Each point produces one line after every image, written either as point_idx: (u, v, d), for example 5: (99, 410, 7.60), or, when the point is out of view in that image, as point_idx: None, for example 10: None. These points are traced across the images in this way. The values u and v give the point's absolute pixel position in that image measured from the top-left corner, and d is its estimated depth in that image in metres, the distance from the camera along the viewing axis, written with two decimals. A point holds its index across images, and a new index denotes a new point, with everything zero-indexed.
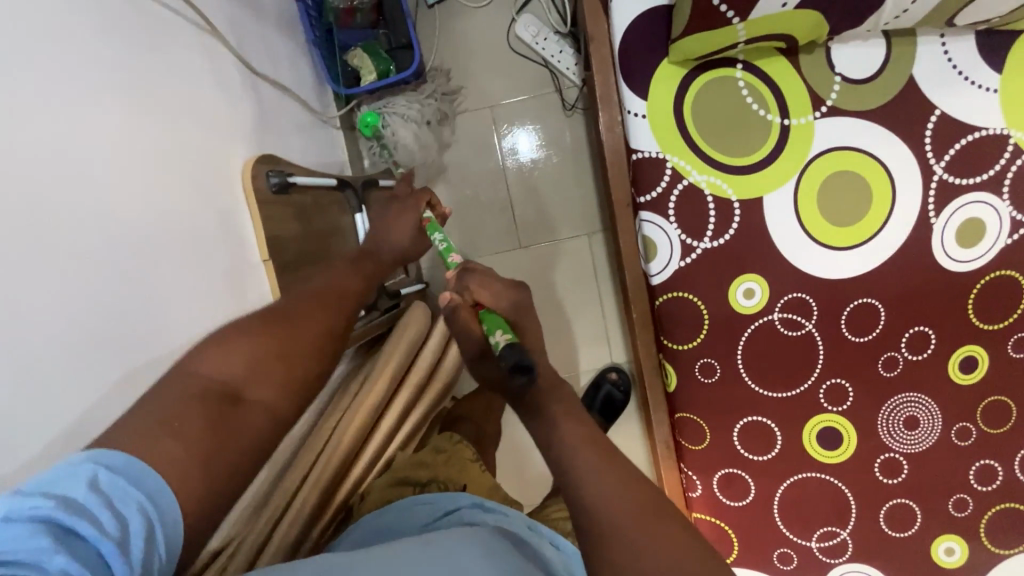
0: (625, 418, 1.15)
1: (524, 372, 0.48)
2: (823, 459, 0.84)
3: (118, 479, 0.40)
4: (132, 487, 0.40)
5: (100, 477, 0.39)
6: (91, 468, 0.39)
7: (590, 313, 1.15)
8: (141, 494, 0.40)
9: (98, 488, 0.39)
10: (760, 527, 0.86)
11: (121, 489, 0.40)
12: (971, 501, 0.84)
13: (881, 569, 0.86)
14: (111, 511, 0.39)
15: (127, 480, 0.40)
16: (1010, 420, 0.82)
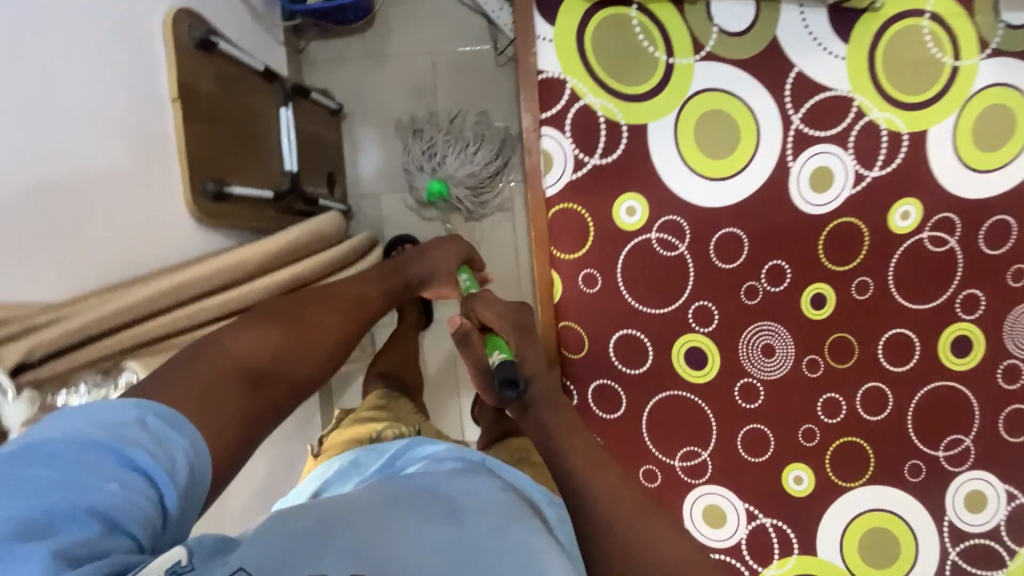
0: None
1: (512, 387, 0.54)
2: (690, 378, 0.90)
3: (163, 423, 0.39)
4: (176, 434, 0.39)
5: (146, 420, 0.38)
6: (137, 412, 0.38)
7: (505, 256, 1.23)
8: (185, 440, 0.39)
9: (145, 428, 0.38)
10: (630, 442, 0.91)
11: (168, 434, 0.39)
12: (818, 432, 0.92)
13: (737, 493, 0.92)
14: (160, 449, 0.37)
15: (169, 425, 0.39)
16: (853, 356, 0.92)
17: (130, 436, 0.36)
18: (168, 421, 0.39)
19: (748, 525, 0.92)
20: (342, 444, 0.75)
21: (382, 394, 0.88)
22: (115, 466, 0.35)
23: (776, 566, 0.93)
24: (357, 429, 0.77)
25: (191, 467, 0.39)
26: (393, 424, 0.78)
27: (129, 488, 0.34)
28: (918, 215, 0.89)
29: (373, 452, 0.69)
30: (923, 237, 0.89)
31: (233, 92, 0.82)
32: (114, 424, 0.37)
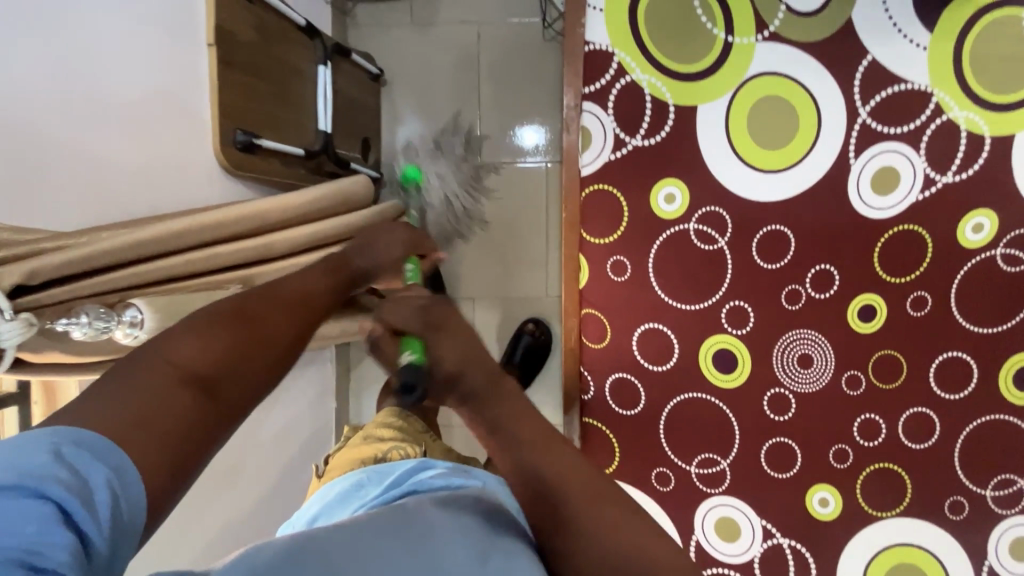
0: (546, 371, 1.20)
1: (410, 394, 0.50)
2: (716, 382, 0.85)
3: (84, 450, 0.29)
4: (96, 459, 0.29)
5: (61, 451, 0.28)
6: (49, 441, 0.28)
7: (534, 241, 1.19)
8: (108, 467, 0.29)
9: (60, 459, 0.28)
10: (644, 442, 0.87)
11: (87, 463, 0.29)
12: (851, 454, 0.85)
13: (754, 507, 0.86)
14: (74, 482, 0.28)
15: (92, 451, 0.29)
16: (900, 376, 0.84)
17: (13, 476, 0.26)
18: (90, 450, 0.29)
19: (763, 543, 0.87)
20: (345, 466, 0.72)
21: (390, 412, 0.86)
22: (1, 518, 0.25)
23: None
24: (361, 450, 0.74)
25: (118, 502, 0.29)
26: (396, 444, 0.76)
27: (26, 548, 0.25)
28: (992, 229, 0.80)
29: (375, 475, 0.65)
30: (996, 255, 0.80)
31: (271, 43, 0.81)
32: (10, 460, 0.27)
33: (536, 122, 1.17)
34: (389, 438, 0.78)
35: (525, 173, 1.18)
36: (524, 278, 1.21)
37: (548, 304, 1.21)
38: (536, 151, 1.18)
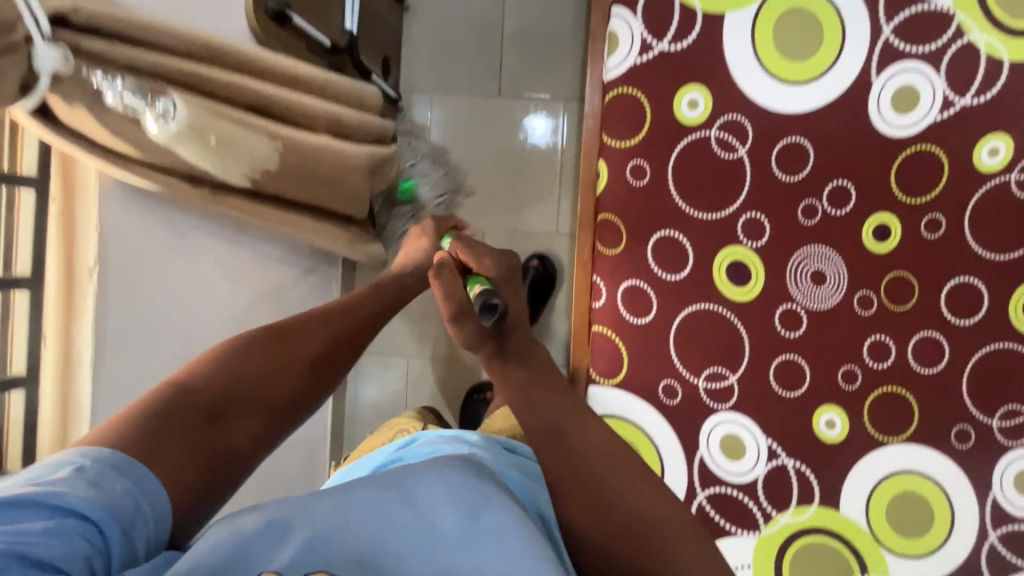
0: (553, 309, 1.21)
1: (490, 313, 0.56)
2: (729, 294, 0.84)
3: (104, 468, 0.39)
4: (118, 473, 0.40)
5: (86, 467, 0.39)
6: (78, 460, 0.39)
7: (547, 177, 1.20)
8: (126, 479, 0.40)
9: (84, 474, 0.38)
10: (654, 352, 0.86)
11: (107, 475, 0.39)
12: (860, 375, 0.85)
13: (760, 424, 0.85)
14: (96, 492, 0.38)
15: (114, 468, 0.40)
16: (911, 298, 0.84)
17: (55, 486, 0.37)
18: (122, 469, 0.40)
19: (767, 463, 0.85)
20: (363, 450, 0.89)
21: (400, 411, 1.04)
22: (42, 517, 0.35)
23: (792, 513, 0.86)
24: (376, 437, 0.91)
25: (136, 507, 0.39)
26: (401, 428, 0.90)
27: (63, 535, 0.35)
28: (1008, 154, 0.81)
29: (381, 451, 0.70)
30: (1009, 181, 0.81)
31: None
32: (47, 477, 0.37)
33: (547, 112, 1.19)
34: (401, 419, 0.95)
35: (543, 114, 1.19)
36: (536, 211, 1.20)
37: (561, 240, 1.20)
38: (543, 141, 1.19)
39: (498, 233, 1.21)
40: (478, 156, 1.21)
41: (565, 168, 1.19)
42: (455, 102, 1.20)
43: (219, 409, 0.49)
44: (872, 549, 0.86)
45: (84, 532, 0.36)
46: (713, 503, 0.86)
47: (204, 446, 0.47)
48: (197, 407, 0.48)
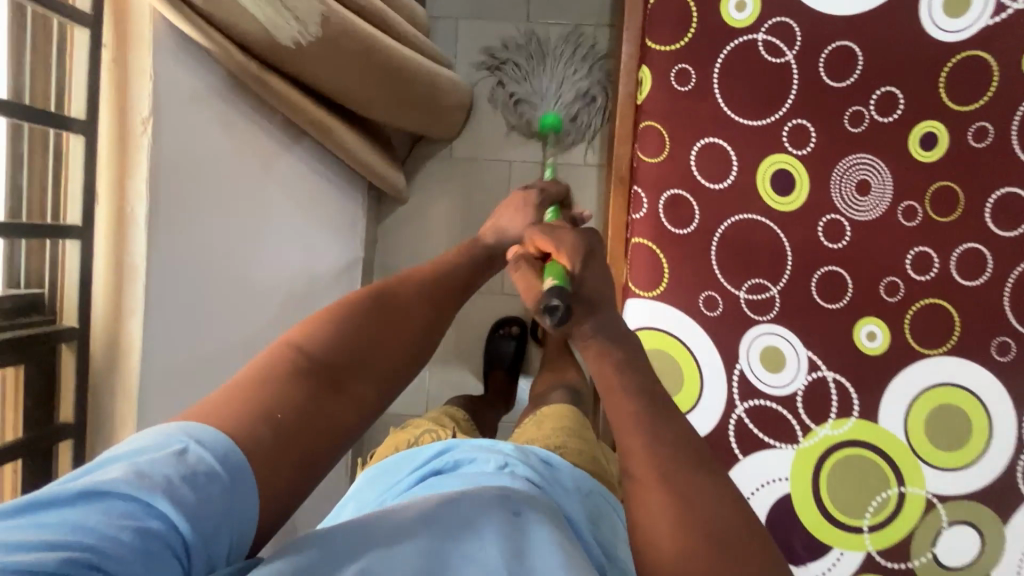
0: None
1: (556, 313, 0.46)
2: (772, 204, 0.83)
3: (206, 456, 0.37)
4: (215, 464, 0.37)
5: (188, 451, 0.37)
6: (182, 441, 0.37)
7: None
8: (223, 467, 0.37)
9: (184, 461, 0.36)
10: (695, 264, 0.85)
11: (207, 463, 0.37)
12: (903, 287, 0.84)
13: (801, 337, 0.85)
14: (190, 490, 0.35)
15: (215, 456, 0.37)
16: (957, 209, 0.83)
17: (154, 476, 0.35)
18: (224, 464, 0.37)
19: (807, 376, 0.85)
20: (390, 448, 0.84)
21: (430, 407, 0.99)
22: (132, 506, 0.34)
23: (831, 426, 0.86)
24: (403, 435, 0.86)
25: (223, 508, 0.37)
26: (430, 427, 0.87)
27: (149, 543, 0.33)
28: None
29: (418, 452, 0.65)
30: None
31: None
32: (147, 461, 0.36)
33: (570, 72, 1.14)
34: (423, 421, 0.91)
35: (574, 41, 1.16)
36: None
37: (587, 175, 1.19)
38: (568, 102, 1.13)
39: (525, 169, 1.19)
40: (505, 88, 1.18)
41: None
42: (483, 26, 1.18)
43: (337, 374, 0.47)
44: (910, 462, 0.86)
45: (169, 531, 0.34)
46: (751, 416, 0.86)
47: (313, 422, 0.44)
48: (315, 374, 0.46)
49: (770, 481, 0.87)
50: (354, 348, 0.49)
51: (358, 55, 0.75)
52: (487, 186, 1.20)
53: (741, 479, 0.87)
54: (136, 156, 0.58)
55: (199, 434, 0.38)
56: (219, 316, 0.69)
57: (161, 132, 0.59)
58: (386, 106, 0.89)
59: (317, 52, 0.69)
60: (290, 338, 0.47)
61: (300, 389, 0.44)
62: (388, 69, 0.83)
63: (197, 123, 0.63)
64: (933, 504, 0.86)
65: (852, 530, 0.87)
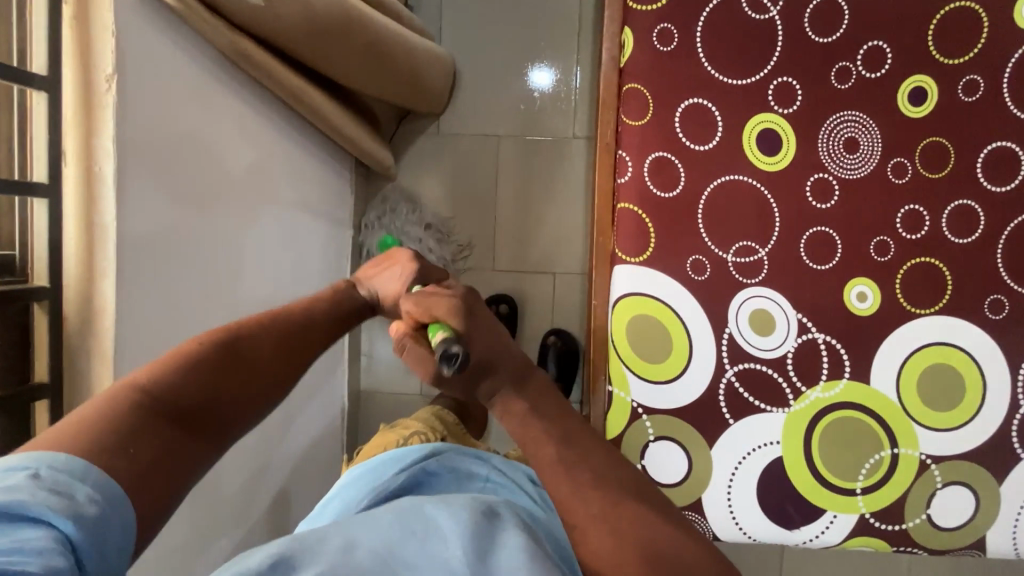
0: (570, 225, 1.19)
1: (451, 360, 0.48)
2: (759, 165, 0.82)
3: (63, 472, 0.39)
4: (77, 480, 0.39)
5: (40, 472, 0.38)
6: (30, 465, 0.38)
7: (563, 77, 1.16)
8: (87, 483, 0.39)
9: (39, 480, 0.38)
10: (682, 228, 0.84)
11: (66, 482, 0.38)
12: (893, 246, 0.83)
13: (791, 299, 0.84)
14: (55, 497, 0.37)
15: (72, 472, 0.39)
16: (948, 165, 0.82)
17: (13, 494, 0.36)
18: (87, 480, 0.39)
19: (797, 339, 0.84)
20: (375, 448, 0.84)
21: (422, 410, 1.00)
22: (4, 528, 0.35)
23: (822, 389, 0.85)
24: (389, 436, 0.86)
25: (102, 515, 0.39)
26: (418, 430, 0.86)
27: (39, 544, 0.35)
28: None
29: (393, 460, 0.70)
30: None
31: None
32: (2, 488, 0.36)
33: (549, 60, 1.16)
34: (413, 422, 0.91)
35: (560, 11, 1.14)
36: (551, 116, 1.17)
37: (574, 151, 1.17)
38: (546, 90, 1.16)
39: (510, 148, 1.18)
40: (491, 65, 1.17)
41: (578, 75, 1.15)
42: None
43: (185, 411, 0.47)
44: (903, 423, 0.85)
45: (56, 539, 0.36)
46: (742, 380, 0.85)
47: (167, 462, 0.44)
48: (157, 409, 0.45)
49: (762, 445, 0.86)
50: (219, 386, 0.49)
51: (341, 36, 0.78)
52: (472, 165, 1.19)
53: (733, 444, 0.86)
54: (102, 115, 0.55)
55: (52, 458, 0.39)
56: (196, 287, 0.68)
57: (128, 91, 0.56)
58: (369, 86, 0.91)
59: (301, 32, 0.72)
60: (137, 380, 0.46)
61: (131, 426, 0.43)
62: (372, 51, 0.85)
63: (172, 90, 0.62)
64: (927, 465, 0.85)
65: (845, 493, 0.86)
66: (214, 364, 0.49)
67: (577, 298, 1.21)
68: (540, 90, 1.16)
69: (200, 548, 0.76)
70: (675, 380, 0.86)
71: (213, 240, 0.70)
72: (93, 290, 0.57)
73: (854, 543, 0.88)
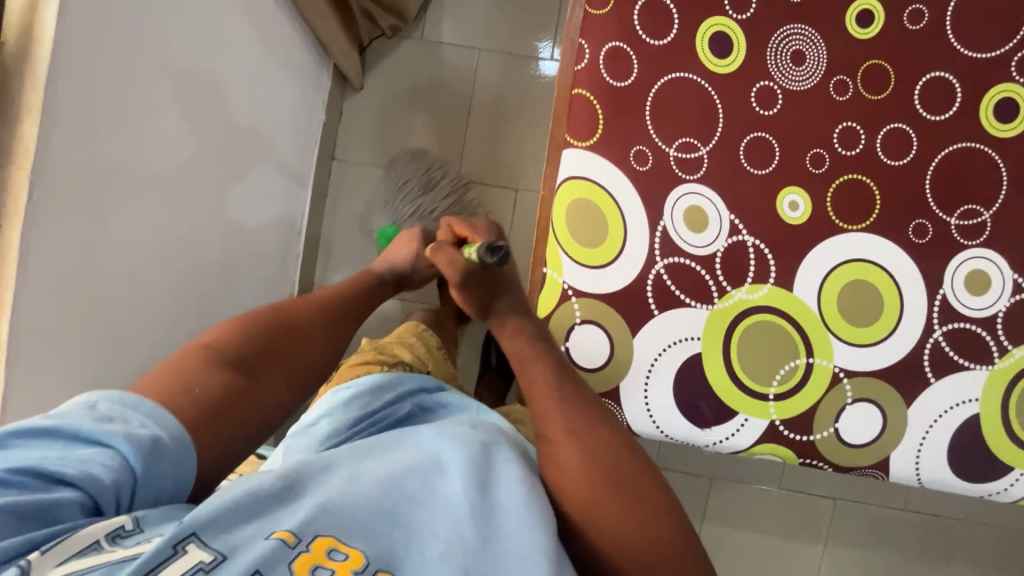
0: (538, 148, 1.23)
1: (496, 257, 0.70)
2: (709, 66, 0.86)
3: (119, 401, 0.55)
4: (130, 410, 0.54)
5: (102, 402, 0.54)
6: (94, 398, 0.55)
7: (553, 18, 1.22)
8: (138, 409, 0.54)
9: (101, 407, 0.54)
10: (629, 118, 0.87)
11: (122, 406, 0.54)
12: (828, 160, 0.86)
13: (725, 199, 0.87)
14: (103, 425, 0.52)
15: (129, 401, 0.55)
16: (888, 88, 0.85)
17: (78, 418, 0.52)
18: (137, 406, 0.55)
19: (727, 239, 0.87)
20: (354, 370, 0.88)
21: (403, 332, 1.04)
22: (60, 444, 0.50)
23: (746, 290, 0.88)
24: (370, 360, 0.90)
25: (150, 438, 0.53)
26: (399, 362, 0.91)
27: (81, 460, 0.49)
28: None
29: (379, 388, 0.80)
30: None
31: None
32: (68, 414, 0.53)
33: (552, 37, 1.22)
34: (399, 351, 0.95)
35: None
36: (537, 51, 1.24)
37: (547, 84, 1.24)
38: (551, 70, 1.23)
39: (490, 62, 1.25)
40: None
41: None
42: None
43: (251, 365, 0.65)
44: (820, 333, 0.88)
45: (114, 457, 0.51)
46: (670, 272, 0.88)
47: (236, 405, 0.61)
48: (229, 369, 0.63)
49: (681, 338, 0.88)
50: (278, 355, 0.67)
51: None
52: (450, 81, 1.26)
53: (654, 335, 0.89)
54: None
55: (109, 394, 0.55)
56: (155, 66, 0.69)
57: None
58: None
59: None
60: (205, 339, 0.64)
61: (221, 379, 0.61)
62: None
63: None
64: (839, 378, 0.88)
65: (758, 398, 0.89)
66: (262, 340, 0.67)
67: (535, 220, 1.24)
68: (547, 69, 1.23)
69: (115, 347, 0.79)
70: (609, 264, 0.89)
71: (164, 38, 0.75)
72: (35, 19, 0.59)
73: (760, 450, 0.90)
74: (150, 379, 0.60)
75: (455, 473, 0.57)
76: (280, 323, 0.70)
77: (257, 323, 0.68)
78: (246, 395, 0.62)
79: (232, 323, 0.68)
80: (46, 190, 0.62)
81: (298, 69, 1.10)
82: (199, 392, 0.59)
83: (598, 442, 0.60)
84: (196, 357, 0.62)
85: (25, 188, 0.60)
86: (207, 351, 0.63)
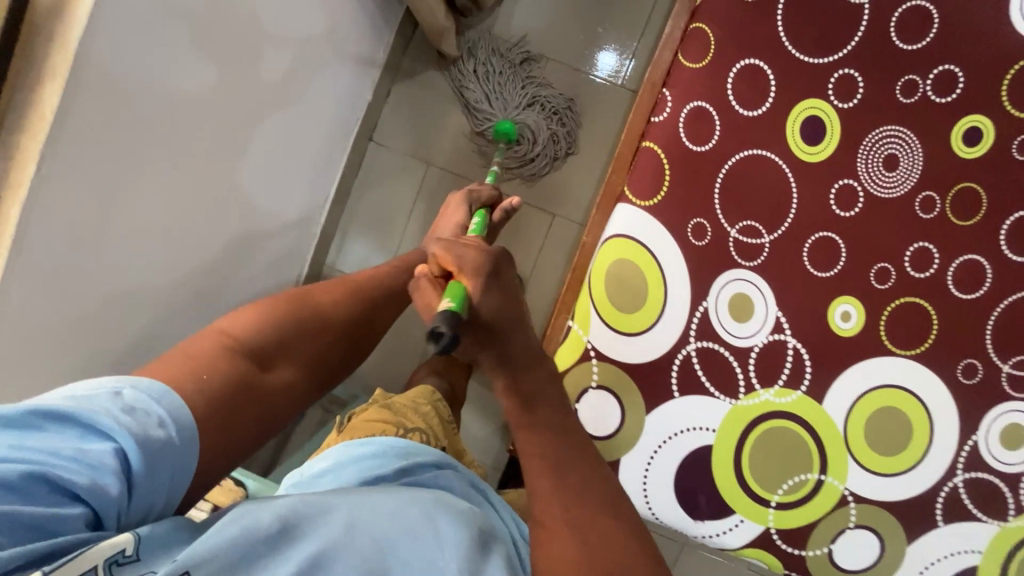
0: (586, 173, 1.17)
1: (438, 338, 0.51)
2: (797, 153, 0.79)
3: (141, 394, 0.48)
4: (153, 402, 0.48)
5: (124, 391, 0.48)
6: (116, 385, 0.48)
7: (627, 34, 1.14)
8: (159, 406, 0.48)
9: (122, 398, 0.47)
10: (697, 187, 0.81)
11: (144, 400, 0.48)
12: (894, 278, 0.80)
13: (777, 294, 0.81)
14: (129, 417, 0.46)
15: (150, 395, 0.48)
16: (977, 215, 0.79)
17: (94, 404, 0.46)
18: (160, 400, 0.48)
19: (768, 336, 0.82)
20: (369, 430, 0.82)
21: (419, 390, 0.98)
22: (77, 434, 0.44)
23: (775, 392, 0.83)
24: (386, 421, 0.85)
25: (163, 443, 0.47)
26: (420, 431, 0.86)
27: (92, 464, 0.44)
28: None
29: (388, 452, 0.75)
30: None
31: None
32: (89, 397, 0.46)
33: (613, 41, 1.15)
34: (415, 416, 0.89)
35: None
36: (604, 65, 1.15)
37: (610, 104, 1.16)
38: (609, 74, 1.15)
39: (554, 73, 1.16)
40: None
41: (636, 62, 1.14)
42: None
43: (265, 359, 0.59)
44: (839, 451, 0.83)
45: (117, 458, 0.45)
46: (699, 357, 0.83)
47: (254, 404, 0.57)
48: (248, 358, 0.57)
49: (693, 427, 0.84)
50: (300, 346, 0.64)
51: None
52: None
53: (667, 417, 0.84)
54: None
55: (135, 380, 0.48)
56: None
57: None
58: None
59: None
60: (229, 329, 0.58)
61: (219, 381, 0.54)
62: None
63: None
64: (846, 501, 0.84)
65: (758, 501, 0.85)
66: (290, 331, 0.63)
67: (566, 248, 1.18)
68: (604, 71, 1.15)
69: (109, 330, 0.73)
70: (636, 336, 0.83)
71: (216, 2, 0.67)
72: None
73: (748, 553, 0.87)
74: (161, 362, 0.53)
75: (451, 553, 0.52)
76: (310, 325, 0.65)
77: (281, 315, 0.63)
78: (260, 392, 0.57)
79: (255, 308, 0.62)
80: (57, 162, 0.55)
81: (351, 42, 1.01)
82: (208, 378, 0.53)
83: (575, 509, 0.54)
84: (203, 344, 0.56)
85: (35, 158, 0.53)
86: (194, 370, 0.53)
